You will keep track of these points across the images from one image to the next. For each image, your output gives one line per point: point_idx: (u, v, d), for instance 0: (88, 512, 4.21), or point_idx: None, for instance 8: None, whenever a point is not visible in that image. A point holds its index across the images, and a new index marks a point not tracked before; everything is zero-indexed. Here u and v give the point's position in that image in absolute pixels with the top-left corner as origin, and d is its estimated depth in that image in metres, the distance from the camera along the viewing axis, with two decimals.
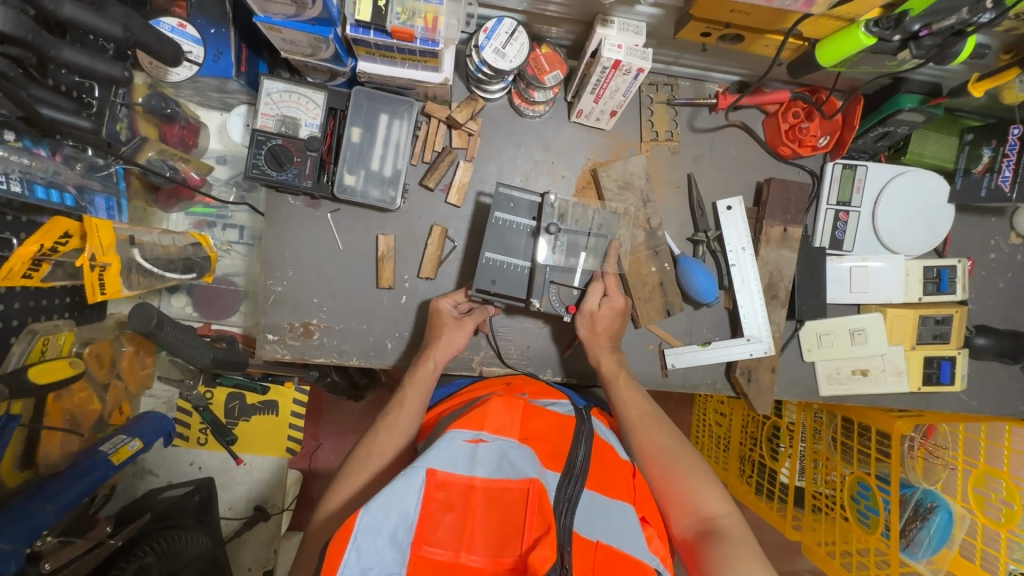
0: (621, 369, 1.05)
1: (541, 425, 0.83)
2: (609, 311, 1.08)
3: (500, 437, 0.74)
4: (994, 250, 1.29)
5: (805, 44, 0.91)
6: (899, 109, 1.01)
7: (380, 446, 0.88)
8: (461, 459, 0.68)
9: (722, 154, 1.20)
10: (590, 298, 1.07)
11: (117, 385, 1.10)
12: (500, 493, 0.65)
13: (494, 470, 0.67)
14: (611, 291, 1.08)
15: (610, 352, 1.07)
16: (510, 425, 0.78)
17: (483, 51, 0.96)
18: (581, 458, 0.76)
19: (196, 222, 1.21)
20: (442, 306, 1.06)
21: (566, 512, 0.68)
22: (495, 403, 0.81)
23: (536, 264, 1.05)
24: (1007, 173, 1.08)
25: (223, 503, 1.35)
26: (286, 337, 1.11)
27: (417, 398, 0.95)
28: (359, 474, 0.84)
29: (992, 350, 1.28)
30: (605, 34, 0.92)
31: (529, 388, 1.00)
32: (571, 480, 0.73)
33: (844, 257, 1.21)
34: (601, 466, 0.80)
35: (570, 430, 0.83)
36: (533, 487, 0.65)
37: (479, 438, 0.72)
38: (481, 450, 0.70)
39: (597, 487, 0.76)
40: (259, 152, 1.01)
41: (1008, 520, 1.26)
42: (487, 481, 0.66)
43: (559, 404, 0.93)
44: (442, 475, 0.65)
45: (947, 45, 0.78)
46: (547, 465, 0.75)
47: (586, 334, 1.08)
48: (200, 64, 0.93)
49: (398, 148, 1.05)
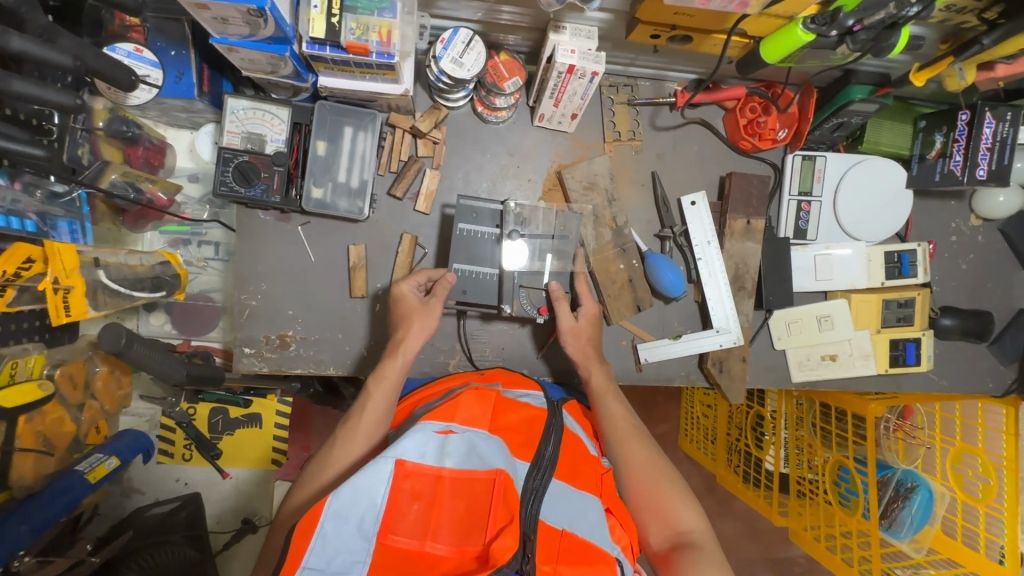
0: (610, 385, 1.04)
1: (515, 418, 0.82)
2: (586, 321, 1.09)
3: (470, 428, 0.74)
4: (955, 232, 1.33)
5: (750, 41, 0.93)
6: (849, 100, 1.04)
7: (340, 452, 0.86)
8: (431, 450, 0.69)
9: (684, 150, 1.23)
10: (564, 317, 1.07)
11: (92, 405, 1.11)
12: (468, 484, 0.67)
13: (463, 461, 0.69)
14: (583, 301, 1.10)
15: (599, 367, 1.06)
16: (482, 417, 0.78)
17: (441, 61, 0.98)
18: (550, 452, 0.76)
19: (171, 240, 1.23)
20: (403, 290, 1.03)
21: (533, 502, 0.69)
22: (467, 395, 0.81)
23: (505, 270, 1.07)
24: (958, 158, 1.11)
25: (211, 517, 1.36)
26: (262, 350, 1.13)
27: (381, 399, 0.92)
28: (317, 481, 0.84)
29: (958, 330, 1.31)
30: (558, 40, 0.94)
31: (504, 378, 1.01)
32: (540, 471, 0.73)
33: (808, 246, 1.24)
34: (571, 458, 0.80)
35: (541, 425, 0.82)
36: (499, 478, 0.66)
37: (448, 429, 0.73)
38: (450, 442, 0.71)
39: (565, 478, 0.76)
40: (227, 169, 1.03)
41: (986, 496, 1.29)
42: (455, 472, 0.67)
43: (531, 396, 0.92)
44: (411, 465, 0.67)
45: (881, 39, 0.80)
46: (516, 455, 0.75)
47: (572, 347, 1.08)
48: (160, 87, 0.94)
49: (364, 159, 1.07)
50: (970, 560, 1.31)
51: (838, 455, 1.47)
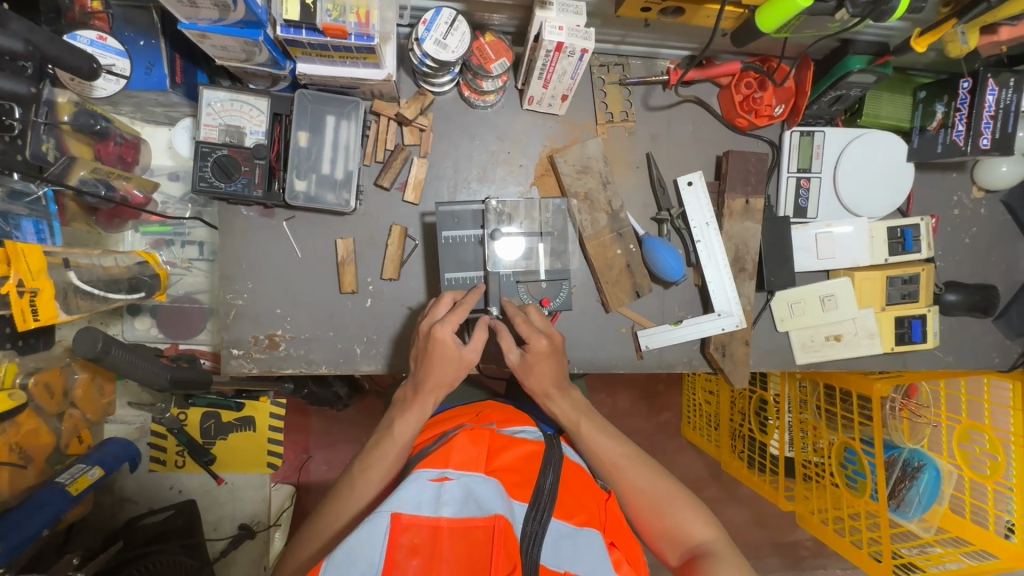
0: (577, 409, 0.94)
1: (511, 457, 0.79)
2: (534, 359, 0.92)
3: (466, 472, 0.71)
4: (958, 206, 1.30)
5: (744, 11, 0.90)
6: (849, 71, 1.01)
7: (347, 507, 0.80)
8: (426, 500, 0.65)
9: (679, 130, 1.19)
10: (508, 355, 0.94)
11: (73, 414, 1.09)
12: (466, 532, 0.63)
13: (461, 508, 0.65)
14: (527, 339, 0.92)
15: (564, 397, 0.94)
16: (478, 459, 0.74)
17: (423, 43, 0.95)
18: (549, 485, 0.75)
19: (154, 241, 1.19)
20: (443, 335, 0.87)
21: (533, 545, 0.68)
22: (460, 435, 0.77)
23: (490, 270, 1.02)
24: (960, 128, 1.08)
25: (207, 524, 1.33)
26: (251, 351, 1.09)
27: (399, 451, 0.84)
28: (323, 536, 0.79)
29: (964, 305, 1.28)
30: (545, 17, 0.90)
31: (498, 417, 0.96)
32: (538, 510, 0.72)
33: (809, 224, 1.21)
34: (570, 491, 0.79)
35: (539, 460, 0.82)
36: (498, 523, 0.63)
37: (443, 476, 0.69)
38: (446, 489, 0.66)
39: (565, 516, 0.74)
40: (205, 164, 0.98)
41: (994, 472, 1.27)
42: (453, 521, 0.63)
43: (528, 432, 0.90)
44: (408, 517, 0.62)
45: (880, 3, 0.77)
46: (513, 495, 0.73)
47: (529, 384, 0.95)
48: (127, 77, 0.90)
49: (348, 149, 1.03)
50: (979, 537, 1.29)
51: (843, 436, 1.43)
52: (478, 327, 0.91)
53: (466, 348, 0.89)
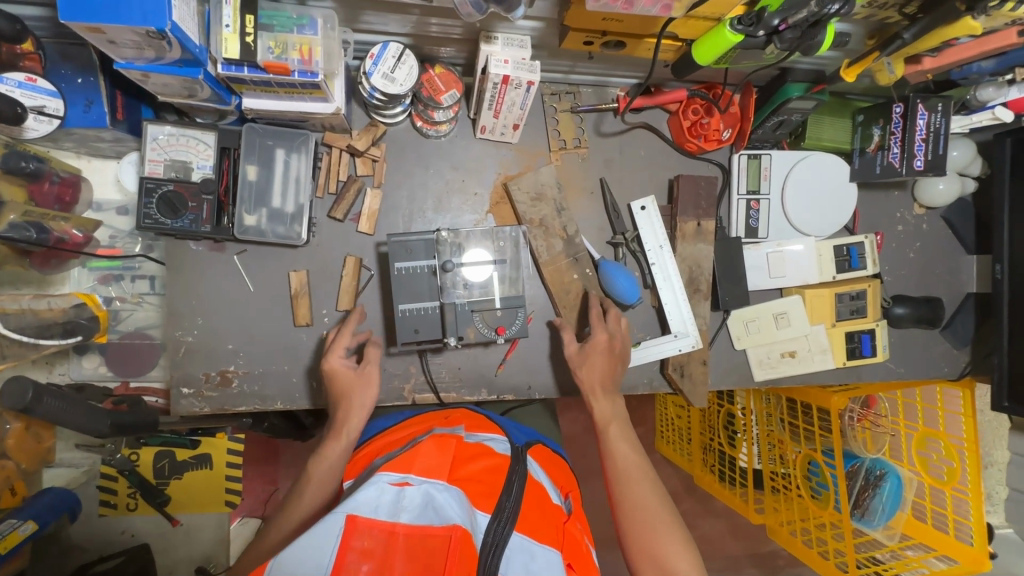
0: (614, 415, 1.00)
1: (474, 468, 0.80)
2: (591, 352, 1.06)
3: (428, 478, 0.71)
4: (901, 222, 1.35)
5: (681, 44, 0.92)
6: (788, 97, 1.04)
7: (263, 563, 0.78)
8: (384, 505, 0.65)
9: (631, 155, 1.22)
10: (567, 344, 1.08)
11: (7, 465, 1.04)
12: (422, 540, 0.62)
13: (419, 515, 0.65)
14: (593, 331, 1.07)
15: (606, 398, 1.02)
16: (440, 466, 0.74)
17: (371, 77, 0.95)
18: (512, 501, 0.74)
19: (101, 277, 1.16)
20: (334, 363, 0.97)
21: (492, 556, 0.66)
22: (427, 444, 0.78)
23: (445, 301, 1.01)
24: (895, 150, 1.13)
25: (162, 568, 1.28)
26: (202, 389, 1.06)
27: (316, 497, 0.84)
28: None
29: (911, 318, 1.32)
30: (490, 51, 0.92)
31: (467, 421, 0.98)
32: (500, 521, 0.71)
33: (760, 244, 1.24)
34: (535, 506, 0.78)
35: (505, 473, 0.81)
36: (455, 533, 0.62)
37: (405, 480, 0.70)
38: (406, 494, 0.67)
39: (526, 530, 0.73)
40: (150, 200, 0.97)
41: (950, 478, 1.30)
42: (409, 527, 0.63)
43: (496, 441, 0.92)
44: (363, 520, 0.63)
45: (806, 37, 0.80)
46: (476, 506, 0.73)
47: (581, 375, 1.05)
48: (61, 117, 0.88)
49: (299, 182, 1.03)
50: (941, 542, 1.32)
51: (806, 449, 1.46)
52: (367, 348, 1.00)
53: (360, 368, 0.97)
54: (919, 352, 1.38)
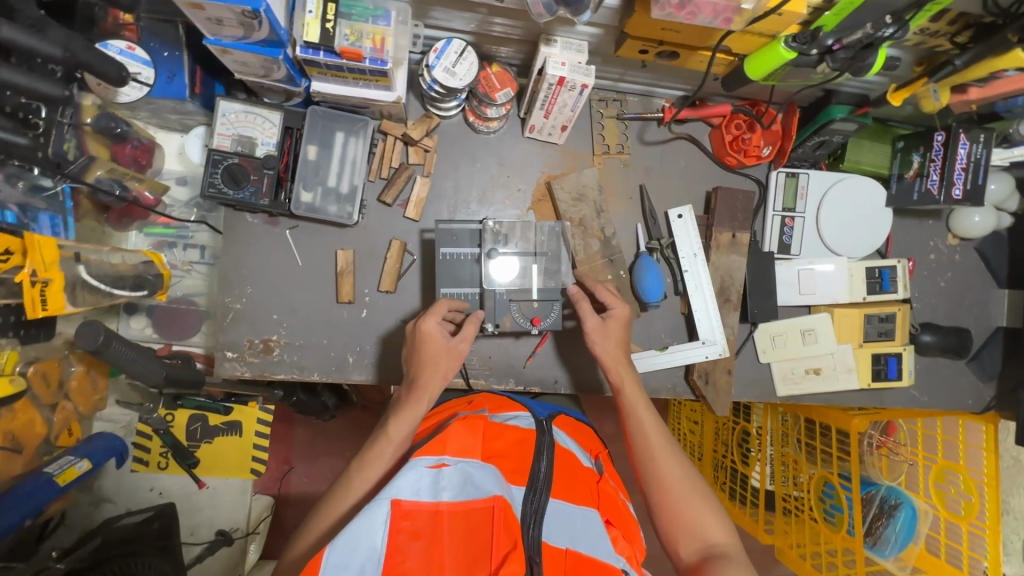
0: (641, 393, 1.00)
1: (504, 444, 0.83)
2: (614, 325, 1.04)
3: (462, 458, 0.75)
4: (934, 251, 1.36)
5: (734, 59, 0.96)
6: (830, 118, 1.07)
7: (342, 504, 0.81)
8: (425, 486, 0.69)
9: (672, 165, 1.25)
10: (588, 317, 1.04)
11: (65, 406, 1.10)
12: (466, 514, 0.66)
13: (459, 492, 0.68)
14: (610, 305, 1.05)
15: (631, 375, 1.02)
16: (473, 446, 0.79)
17: (433, 70, 1.00)
18: (543, 471, 0.77)
19: (156, 243, 1.22)
20: (428, 327, 0.95)
21: (534, 524, 0.69)
22: (456, 426, 0.82)
23: (486, 288, 1.05)
24: (934, 177, 1.15)
25: (184, 528, 1.32)
26: (245, 355, 1.11)
27: (394, 450, 0.85)
28: (319, 533, 0.79)
29: (938, 346, 1.33)
30: (549, 52, 0.96)
31: (490, 404, 1.00)
32: (536, 491, 0.74)
33: (792, 260, 1.26)
34: (565, 475, 0.80)
35: (531, 445, 0.84)
36: (497, 504, 0.66)
37: (442, 462, 0.73)
38: (444, 475, 0.71)
39: (562, 496, 0.76)
40: (216, 171, 1.03)
41: (967, 513, 1.31)
42: (452, 505, 0.67)
43: (519, 418, 0.93)
44: (407, 505, 0.66)
45: (858, 58, 0.83)
46: (511, 481, 0.76)
47: (601, 349, 1.03)
48: (151, 85, 0.95)
49: (354, 164, 1.07)
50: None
51: (822, 470, 1.47)
52: (467, 322, 0.97)
53: (456, 340, 0.95)
54: (944, 381, 1.38)
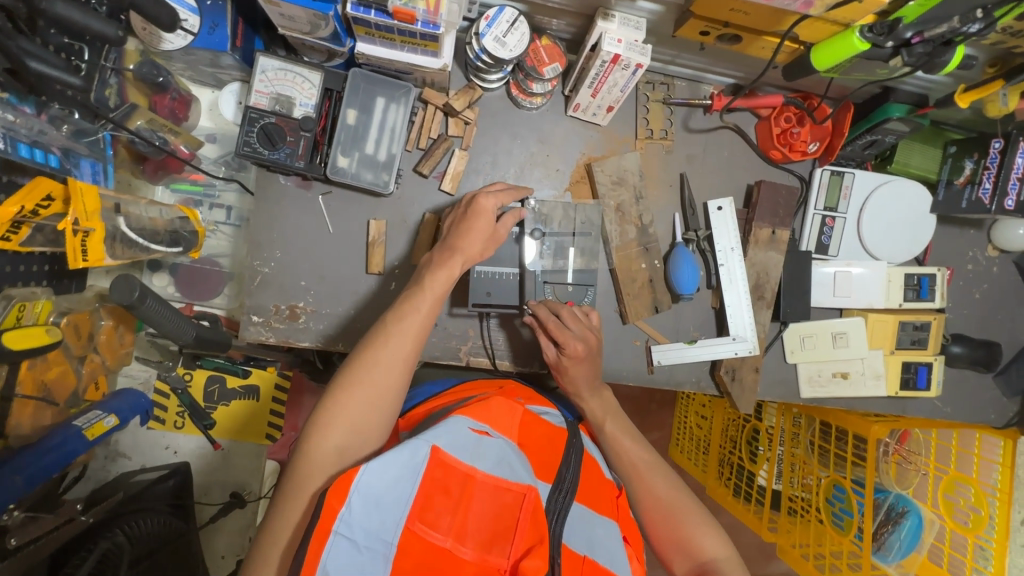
0: (609, 409, 1.01)
1: (537, 433, 0.82)
2: (571, 362, 0.99)
3: (504, 437, 0.75)
4: (972, 261, 1.34)
5: (801, 47, 0.92)
6: (887, 117, 1.03)
7: (385, 357, 0.79)
8: (465, 446, 0.68)
9: (714, 155, 1.21)
10: (546, 351, 1.01)
11: (93, 359, 1.09)
12: (497, 491, 0.66)
13: (495, 467, 0.68)
14: (562, 344, 0.96)
15: (594, 397, 1.02)
16: (509, 428, 0.78)
17: (483, 39, 0.96)
18: (572, 473, 0.76)
19: (182, 199, 1.20)
20: (485, 203, 0.93)
21: (556, 522, 0.68)
22: (499, 399, 0.81)
23: (526, 269, 1.07)
24: (987, 186, 1.10)
25: (198, 488, 1.32)
26: (270, 320, 1.09)
27: (432, 301, 0.85)
28: (368, 383, 0.77)
29: (967, 358, 1.32)
30: (605, 28, 0.92)
31: (523, 394, 0.98)
32: (561, 493, 0.72)
33: (829, 261, 1.23)
34: (588, 483, 0.80)
35: (562, 446, 0.83)
36: (530, 494, 0.66)
37: (484, 431, 0.73)
38: (484, 443, 0.71)
39: (585, 501, 0.77)
40: (252, 129, 0.99)
41: (976, 525, 1.28)
42: (487, 476, 0.67)
43: (552, 415, 0.92)
44: (445, 455, 0.66)
45: (936, 55, 0.79)
46: (538, 475, 0.74)
47: (563, 384, 1.03)
48: (195, 34, 0.92)
49: (394, 132, 1.04)
50: None
51: (834, 474, 1.44)
52: (509, 212, 0.96)
53: (500, 223, 0.94)
54: (969, 394, 1.36)
